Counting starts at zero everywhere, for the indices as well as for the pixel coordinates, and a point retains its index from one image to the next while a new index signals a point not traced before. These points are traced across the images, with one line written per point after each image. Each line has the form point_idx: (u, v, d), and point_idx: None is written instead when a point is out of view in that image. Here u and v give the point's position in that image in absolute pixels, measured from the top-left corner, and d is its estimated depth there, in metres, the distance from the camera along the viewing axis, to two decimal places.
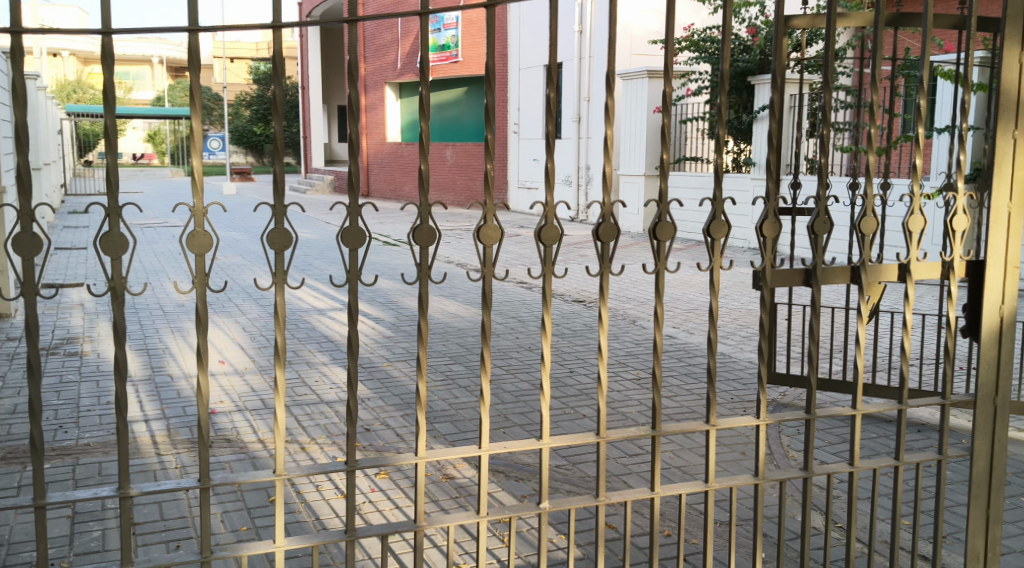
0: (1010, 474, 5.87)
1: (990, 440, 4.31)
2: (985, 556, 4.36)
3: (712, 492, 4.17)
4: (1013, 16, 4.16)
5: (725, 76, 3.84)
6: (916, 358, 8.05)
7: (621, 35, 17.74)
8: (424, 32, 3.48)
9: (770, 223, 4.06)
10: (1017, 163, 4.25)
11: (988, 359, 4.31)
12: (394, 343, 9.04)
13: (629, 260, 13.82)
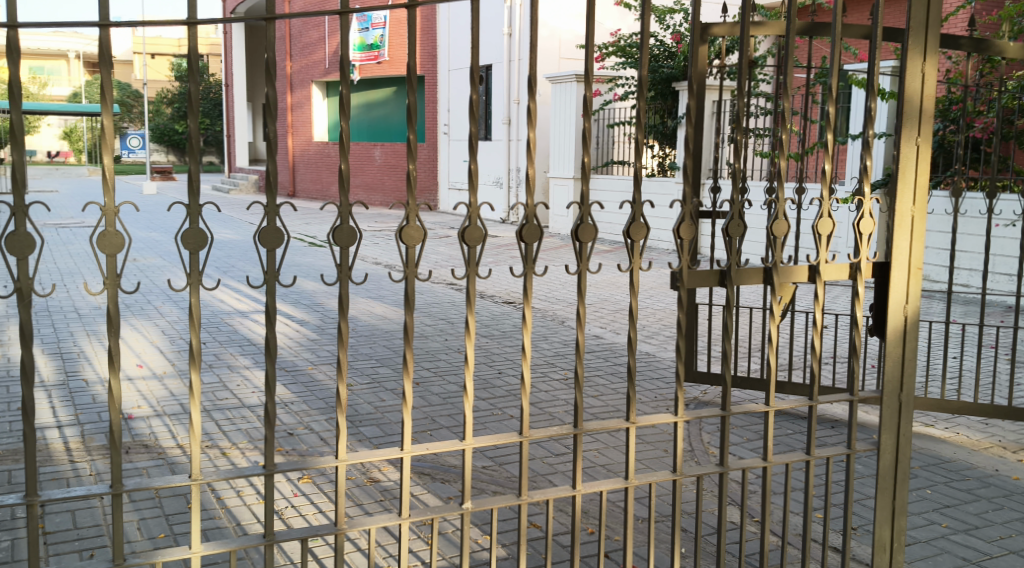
0: (918, 467, 6.05)
1: (896, 435, 4.46)
2: (891, 548, 4.52)
3: (631, 489, 4.25)
4: (916, 27, 4.33)
5: (644, 81, 3.94)
6: (831, 357, 8.24)
7: (549, 39, 17.83)
8: (345, 32, 3.50)
9: (688, 225, 4.16)
10: (919, 168, 4.42)
11: (893, 357, 4.46)
12: (318, 346, 8.99)
13: (554, 262, 13.91)
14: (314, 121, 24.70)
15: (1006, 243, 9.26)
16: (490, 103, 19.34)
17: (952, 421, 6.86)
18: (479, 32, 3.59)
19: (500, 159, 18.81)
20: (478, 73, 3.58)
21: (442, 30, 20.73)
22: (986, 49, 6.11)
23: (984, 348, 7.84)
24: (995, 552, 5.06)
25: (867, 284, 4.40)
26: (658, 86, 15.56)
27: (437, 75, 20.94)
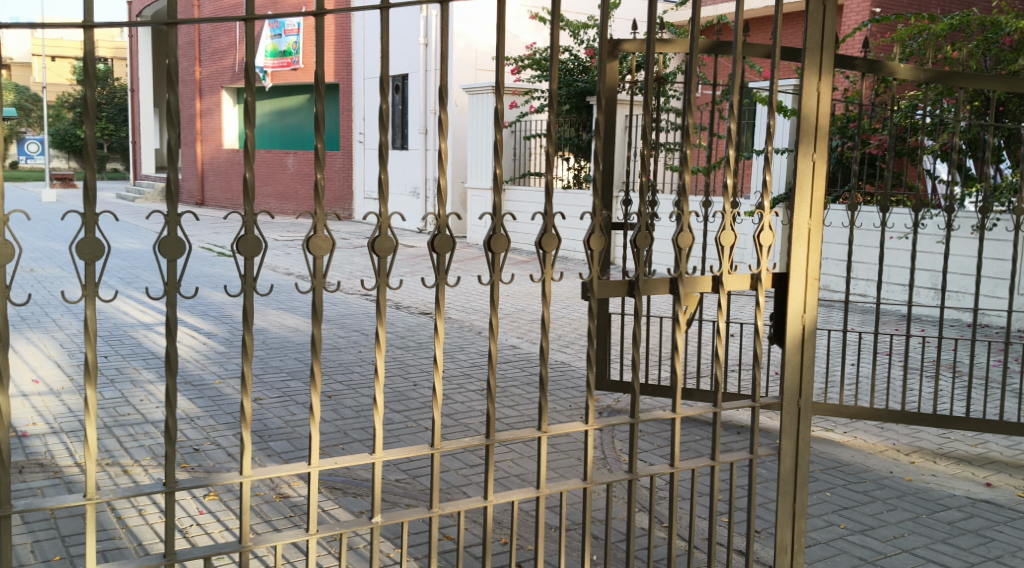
0: (818, 470, 6.20)
1: (795, 439, 4.58)
2: (792, 549, 4.62)
3: (543, 498, 4.27)
4: (812, 47, 4.46)
5: (553, 93, 3.97)
6: (739, 364, 8.39)
7: (465, 51, 17.81)
8: (251, 38, 3.46)
9: (597, 237, 4.19)
10: (816, 182, 4.55)
11: (792, 364, 4.58)
12: (226, 359, 8.84)
13: (467, 272, 13.91)
14: (224, 127, 24.29)
15: (900, 256, 9.53)
16: (405, 112, 19.09)
17: (850, 425, 7.02)
18: (388, 42, 3.58)
19: (416, 170, 18.75)
20: (389, 82, 3.55)
21: (357, 39, 20.58)
22: (880, 70, 6.27)
23: (881, 355, 8.07)
24: (890, 551, 5.21)
25: (767, 294, 4.50)
26: (573, 100, 15.60)
27: (352, 83, 20.78)
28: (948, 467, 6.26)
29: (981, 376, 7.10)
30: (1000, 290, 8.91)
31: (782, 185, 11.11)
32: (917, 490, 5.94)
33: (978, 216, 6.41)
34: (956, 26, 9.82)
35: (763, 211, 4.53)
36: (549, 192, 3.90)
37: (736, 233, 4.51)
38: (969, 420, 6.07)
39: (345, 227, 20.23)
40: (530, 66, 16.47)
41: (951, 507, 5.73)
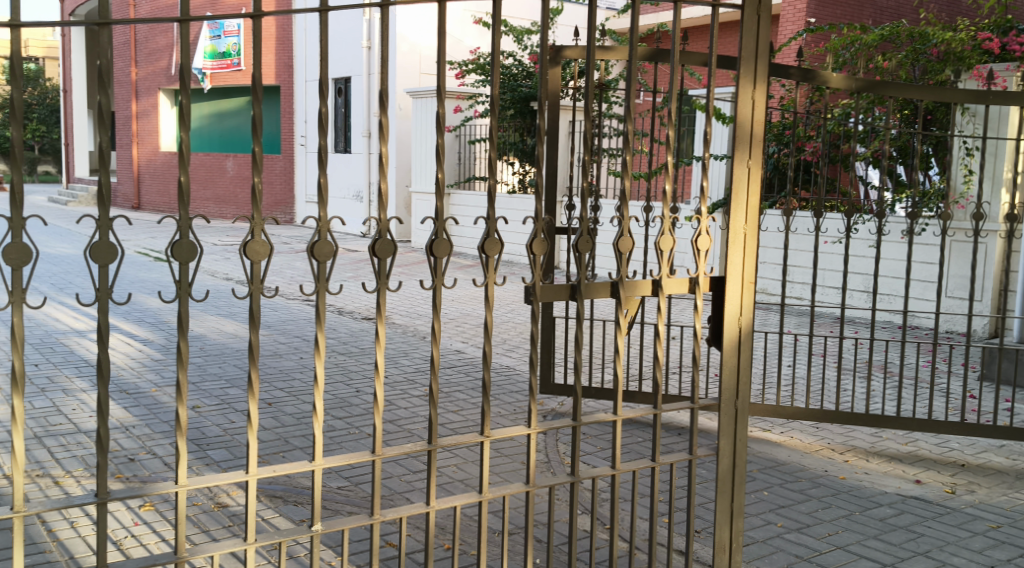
0: (756, 470, 6.29)
1: (733, 438, 4.65)
2: (730, 548, 4.68)
3: (486, 503, 4.28)
4: (746, 57, 4.54)
5: (495, 97, 3.96)
6: (681, 366, 8.45)
7: (409, 54, 17.78)
8: (187, 39, 3.43)
9: (539, 241, 4.13)
10: (752, 189, 4.61)
11: (730, 366, 4.64)
12: (163, 366, 8.73)
13: (409, 277, 13.87)
14: (162, 129, 23.97)
15: (832, 259, 9.70)
16: (348, 116, 19.07)
17: (787, 425, 7.11)
18: (326, 45, 3.55)
19: (359, 174, 18.71)
20: (327, 85, 3.52)
21: (298, 42, 20.44)
22: (814, 80, 6.40)
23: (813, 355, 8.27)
24: (824, 548, 5.30)
25: (705, 298, 4.55)
26: (517, 105, 15.56)
27: (293, 86, 20.67)
28: (880, 465, 6.39)
29: (912, 376, 7.25)
30: (928, 292, 9.12)
31: (721, 191, 11.27)
32: (850, 488, 6.06)
33: (908, 221, 6.55)
34: (887, 37, 10.09)
35: (700, 217, 4.56)
36: (492, 197, 3.88)
37: (674, 238, 4.54)
38: (901, 420, 6.19)
39: (286, 231, 20.10)
40: (474, 71, 16.60)
41: (883, 503, 5.85)
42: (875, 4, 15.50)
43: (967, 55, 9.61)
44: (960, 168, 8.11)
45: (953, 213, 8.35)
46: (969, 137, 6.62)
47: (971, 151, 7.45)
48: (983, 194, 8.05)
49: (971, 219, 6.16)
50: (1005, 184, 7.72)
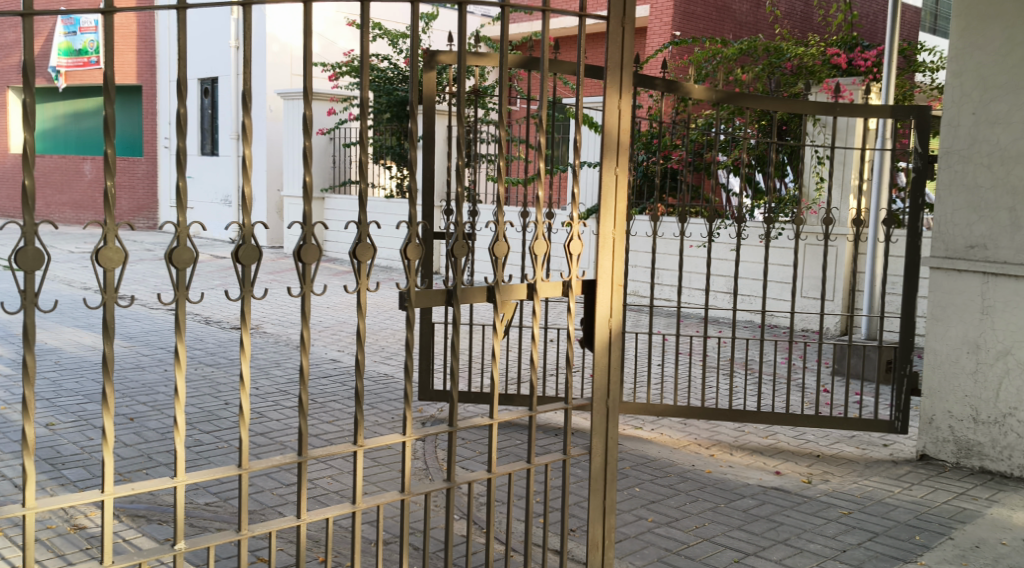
0: (629, 467, 6.28)
1: (605, 436, 4.59)
2: (603, 545, 4.67)
3: (360, 513, 3.99)
4: (612, 67, 4.47)
5: (363, 102, 3.75)
6: (553, 368, 8.61)
7: (281, 55, 17.62)
8: (29, 36, 3.45)
9: (416, 246, 3.72)
10: (619, 195, 4.56)
11: (602, 366, 4.56)
12: (14, 383, 8.54)
13: (276, 283, 13.83)
14: (11, 129, 23.04)
15: (696, 262, 10.13)
16: (215, 117, 18.82)
17: (657, 422, 7.28)
18: (184, 44, 3.48)
19: (228, 179, 18.52)
20: (185, 85, 3.45)
21: (162, 41, 20.09)
22: (677, 90, 6.63)
23: (680, 355, 8.61)
24: (692, 540, 5.23)
25: (577, 300, 4.42)
26: (394, 109, 15.78)
27: (156, 85, 20.17)
28: (743, 458, 6.51)
29: (770, 373, 7.65)
30: (784, 293, 9.60)
31: (595, 196, 11.60)
32: (716, 481, 6.07)
33: (765, 226, 6.89)
34: (745, 50, 10.52)
35: (572, 221, 4.36)
36: (364, 200, 3.68)
37: (548, 241, 4.31)
38: (762, 415, 6.48)
39: (147, 236, 19.74)
40: (348, 72, 16.62)
41: (746, 495, 5.85)
42: (735, 18, 16.15)
43: (817, 70, 10.21)
44: (812, 176, 8.62)
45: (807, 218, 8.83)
46: (819, 146, 6.99)
47: (822, 161, 7.87)
48: (832, 200, 8.54)
49: (822, 224, 6.54)
50: (852, 191, 8.18)
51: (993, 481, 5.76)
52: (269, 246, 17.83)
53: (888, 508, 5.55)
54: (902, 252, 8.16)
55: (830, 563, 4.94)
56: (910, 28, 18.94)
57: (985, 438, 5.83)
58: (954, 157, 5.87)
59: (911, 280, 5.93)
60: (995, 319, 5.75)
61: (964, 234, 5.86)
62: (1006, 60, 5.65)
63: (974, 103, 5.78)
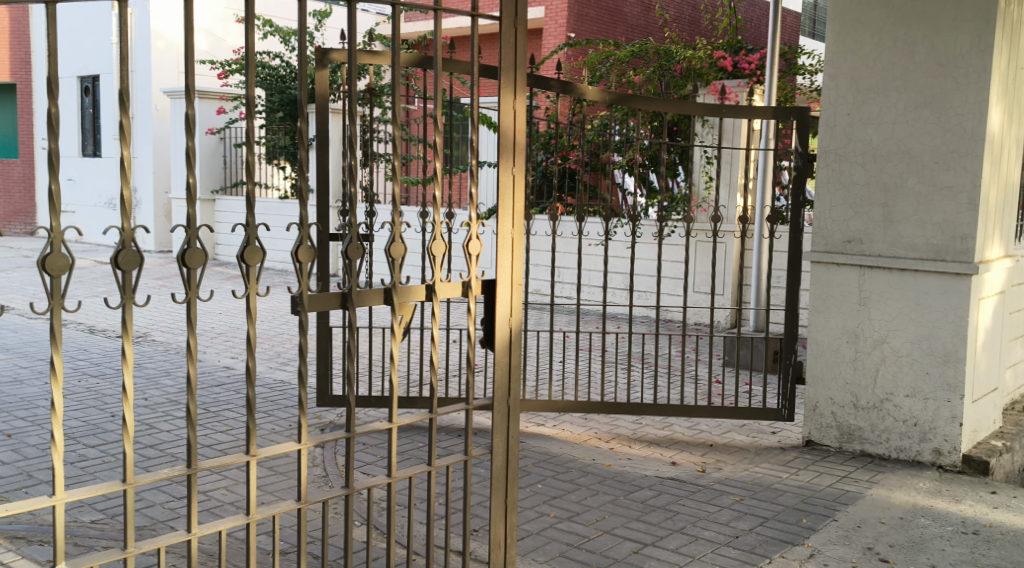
0: (531, 464, 6.28)
1: (505, 436, 4.36)
2: (505, 544, 4.43)
3: (254, 524, 3.81)
4: (507, 66, 4.20)
5: (248, 98, 3.62)
6: (449, 368, 8.67)
7: (165, 52, 17.31)
8: None
9: (305, 250, 3.59)
10: (518, 195, 4.31)
11: (502, 366, 4.33)
12: None
13: (162, 289, 13.62)
14: None
15: (595, 261, 10.40)
16: (98, 117, 18.47)
17: (558, 418, 7.35)
18: (55, 41, 3.38)
19: (111, 181, 18.15)
20: (55, 84, 3.36)
21: (37, 36, 19.54)
22: (572, 91, 6.69)
23: (575, 353, 8.78)
24: (593, 533, 5.27)
25: (478, 301, 4.17)
26: (286, 108, 15.53)
27: (32, 83, 19.72)
28: (641, 450, 6.64)
29: (666, 367, 7.90)
30: (676, 289, 9.97)
31: (493, 197, 11.75)
32: (616, 474, 6.15)
33: (657, 224, 7.05)
34: (635, 52, 10.79)
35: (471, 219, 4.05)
36: (251, 201, 3.60)
37: (447, 242, 3.97)
38: (659, 408, 6.63)
39: (25, 242, 19.24)
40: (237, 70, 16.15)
41: (644, 486, 5.95)
42: (628, 21, 16.49)
43: (705, 72, 10.60)
44: (701, 175, 8.92)
45: (697, 216, 9.10)
46: (709, 145, 7.19)
47: (712, 160, 8.19)
48: (720, 198, 8.87)
49: (711, 221, 6.77)
50: (739, 189, 8.48)
51: (873, 463, 6.03)
52: (156, 249, 17.44)
53: (777, 494, 5.75)
54: (786, 246, 8.46)
55: (724, 550, 5.09)
56: (791, 32, 19.52)
57: (865, 423, 6.12)
58: (832, 156, 6.14)
59: (793, 274, 6.19)
60: (873, 309, 6.04)
61: (842, 228, 6.14)
62: (878, 64, 5.95)
63: (848, 105, 6.06)
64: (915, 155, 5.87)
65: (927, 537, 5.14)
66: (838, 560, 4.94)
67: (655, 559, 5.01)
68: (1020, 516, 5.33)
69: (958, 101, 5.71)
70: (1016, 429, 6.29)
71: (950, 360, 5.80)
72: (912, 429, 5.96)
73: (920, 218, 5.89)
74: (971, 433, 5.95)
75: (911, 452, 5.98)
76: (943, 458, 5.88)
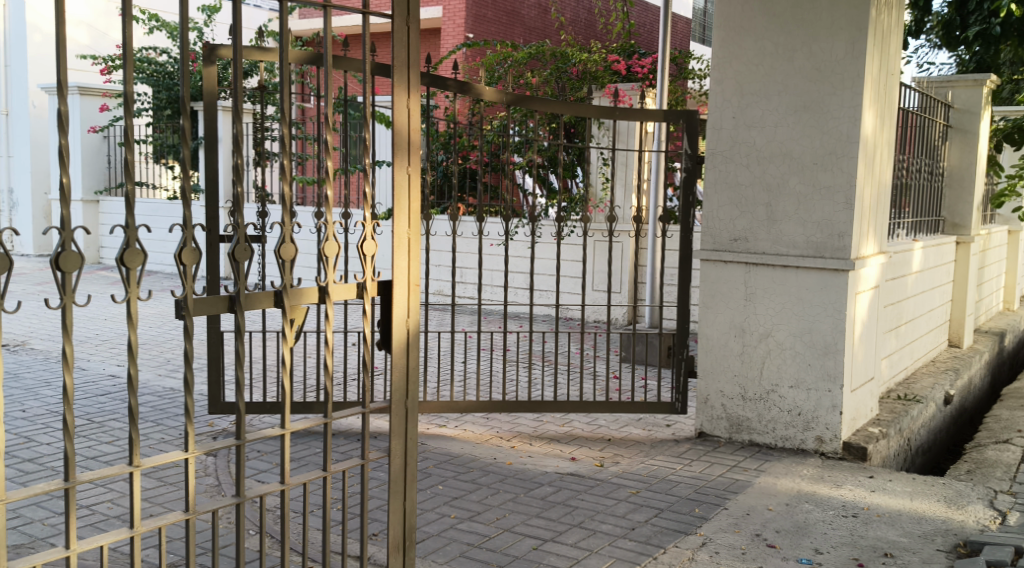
0: (432, 465, 6.33)
1: (404, 438, 4.31)
2: (404, 546, 4.37)
3: (139, 538, 3.56)
4: (400, 65, 4.18)
5: (126, 95, 3.32)
6: (346, 369, 8.68)
7: (42, 46, 16.90)
8: None
9: (190, 251, 3.46)
10: (413, 195, 4.30)
11: (400, 368, 4.29)
12: None
13: (35, 295, 13.30)
14: None
15: (495, 260, 10.56)
16: None
17: (460, 419, 7.43)
18: None
19: None
20: None
21: None
22: (469, 92, 6.75)
23: (471, 357, 8.86)
24: (492, 532, 5.34)
25: (374, 302, 4.15)
26: (174, 105, 15.57)
27: None
28: (541, 448, 6.76)
29: (566, 365, 8.04)
30: (575, 288, 10.20)
31: (386, 197, 11.82)
32: (516, 472, 6.24)
33: (556, 224, 7.16)
34: (532, 56, 11.03)
35: (363, 219, 4.05)
36: (130, 202, 3.31)
37: (341, 243, 3.96)
38: (558, 405, 6.75)
39: None
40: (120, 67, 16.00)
41: (543, 483, 6.05)
42: (525, 24, 16.72)
43: (600, 75, 10.88)
44: (598, 176, 9.15)
45: (594, 216, 9.31)
46: (603, 146, 7.32)
47: (608, 160, 8.43)
48: (616, 198, 9.11)
49: (607, 221, 6.92)
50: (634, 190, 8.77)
51: (760, 452, 6.27)
52: (35, 253, 17.01)
53: (671, 485, 5.93)
54: (677, 245, 8.73)
55: (620, 542, 5.23)
56: (682, 37, 19.96)
57: (752, 413, 6.36)
58: (718, 157, 6.36)
59: (684, 271, 6.39)
60: (758, 304, 6.28)
61: (729, 227, 6.38)
62: (761, 69, 6.18)
63: (733, 108, 6.29)
64: (794, 156, 6.13)
65: (811, 522, 5.38)
66: (728, 548, 5.13)
67: (554, 554, 5.10)
68: (896, 498, 5.61)
69: (835, 105, 5.99)
70: (892, 415, 6.62)
71: (830, 351, 6.08)
72: (796, 418, 6.22)
73: (800, 217, 6.15)
74: (851, 421, 6.24)
75: (795, 441, 6.24)
76: (825, 445, 6.15)
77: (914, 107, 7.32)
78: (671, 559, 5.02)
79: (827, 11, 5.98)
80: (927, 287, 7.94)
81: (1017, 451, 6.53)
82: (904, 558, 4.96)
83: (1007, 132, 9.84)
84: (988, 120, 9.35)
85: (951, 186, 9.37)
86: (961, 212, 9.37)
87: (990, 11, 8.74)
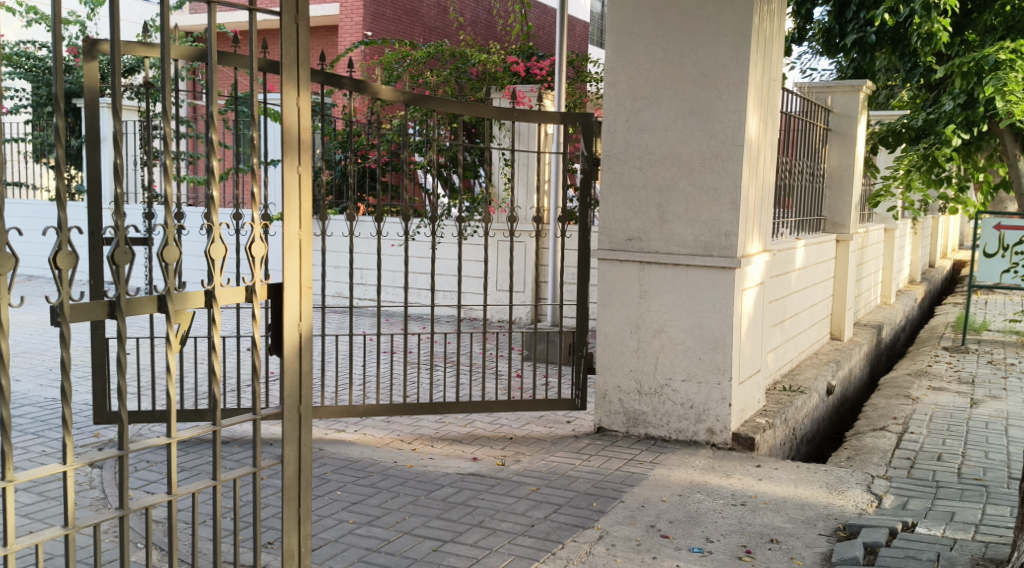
0: (330, 471, 6.36)
1: (298, 443, 4.35)
2: (299, 552, 4.40)
3: (13, 555, 3.52)
4: (288, 63, 4.24)
5: None
6: (239, 376, 8.63)
7: None
8: None
9: (65, 254, 3.46)
10: (304, 195, 4.34)
11: (291, 372, 4.33)
12: None
13: None
14: None
15: (397, 261, 10.64)
16: None
17: (360, 423, 7.49)
18: None
19: None
20: None
21: None
22: (364, 90, 6.74)
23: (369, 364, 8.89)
24: (392, 536, 5.40)
25: (263, 305, 4.18)
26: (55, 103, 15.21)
27: None
28: (442, 449, 6.85)
29: (467, 365, 8.15)
30: (477, 288, 10.34)
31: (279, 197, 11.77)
32: (417, 474, 6.31)
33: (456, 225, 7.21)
34: (431, 55, 11.26)
35: (251, 220, 4.09)
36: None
37: (227, 245, 3.99)
38: (458, 405, 6.85)
39: None
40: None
41: (444, 484, 6.14)
42: (424, 23, 16.85)
43: (499, 76, 11.03)
44: (499, 175, 9.31)
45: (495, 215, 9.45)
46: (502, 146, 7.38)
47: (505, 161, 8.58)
48: (516, 198, 9.28)
49: (508, 221, 7.00)
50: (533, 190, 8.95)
51: (655, 445, 6.46)
52: None
53: (569, 481, 6.08)
54: (575, 245, 8.93)
55: (519, 539, 5.34)
56: (580, 41, 20.16)
57: (647, 408, 6.55)
58: (613, 160, 6.53)
59: (582, 272, 6.54)
60: (652, 301, 6.47)
61: (623, 228, 6.56)
62: (651, 73, 6.37)
63: (625, 112, 6.47)
64: (683, 159, 6.34)
65: (702, 511, 5.57)
66: (623, 540, 5.28)
67: (453, 554, 5.19)
68: (782, 486, 5.84)
69: (721, 110, 6.21)
70: (779, 406, 6.86)
71: (719, 346, 6.30)
72: (689, 411, 6.42)
73: (690, 217, 6.36)
74: (740, 412, 6.47)
75: (689, 433, 6.44)
76: (716, 436, 6.37)
77: (796, 111, 7.60)
78: (568, 554, 5.15)
79: (712, 17, 6.19)
80: (811, 283, 8.24)
81: (894, 437, 6.84)
82: (789, 543, 5.17)
83: (883, 134, 10.37)
84: (866, 123, 9.75)
85: (832, 186, 9.72)
86: (841, 212, 9.74)
87: (866, 20, 9.17)
